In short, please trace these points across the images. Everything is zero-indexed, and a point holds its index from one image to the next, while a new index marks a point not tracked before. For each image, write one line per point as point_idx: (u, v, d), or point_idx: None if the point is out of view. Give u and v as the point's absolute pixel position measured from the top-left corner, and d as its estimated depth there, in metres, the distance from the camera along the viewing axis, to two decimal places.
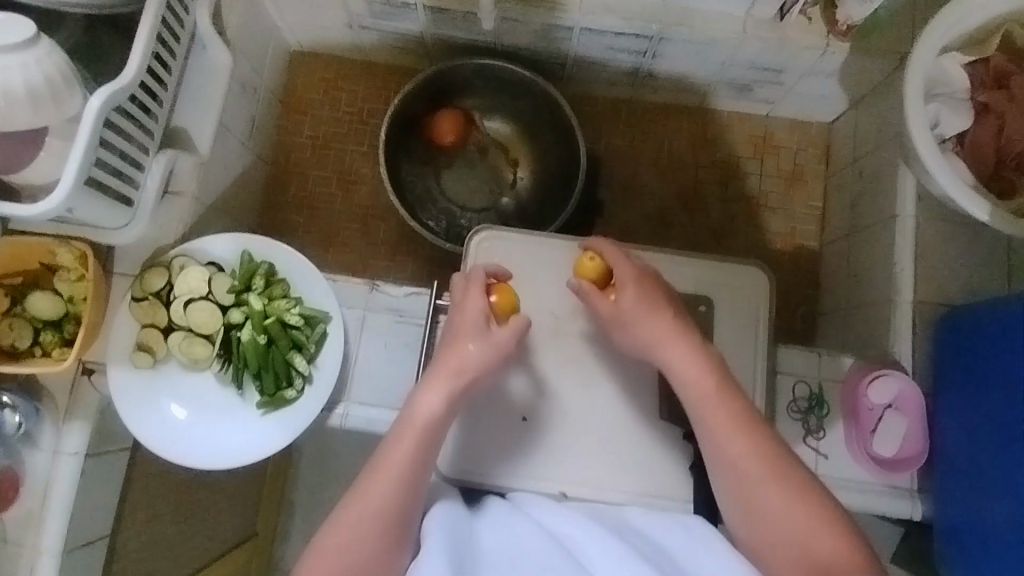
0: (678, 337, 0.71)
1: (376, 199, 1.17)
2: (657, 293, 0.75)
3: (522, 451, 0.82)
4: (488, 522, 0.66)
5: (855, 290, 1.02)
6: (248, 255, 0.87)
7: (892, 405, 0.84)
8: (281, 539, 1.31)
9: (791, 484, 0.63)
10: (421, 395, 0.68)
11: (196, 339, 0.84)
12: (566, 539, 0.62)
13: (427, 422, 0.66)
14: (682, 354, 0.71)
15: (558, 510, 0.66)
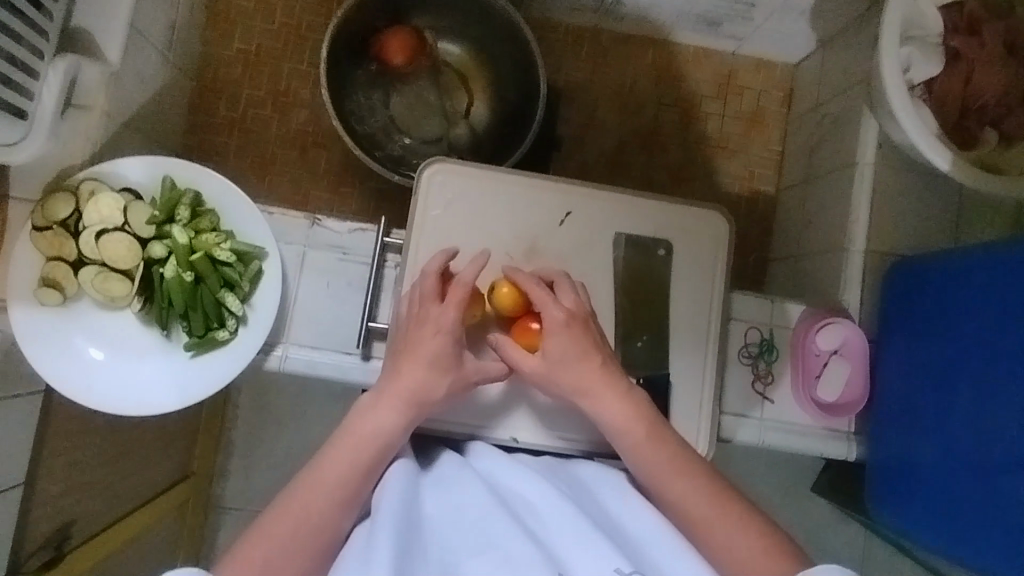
0: (603, 391, 0.69)
1: (317, 124, 1.07)
2: (585, 337, 0.71)
3: (478, 401, 0.79)
4: (438, 482, 0.66)
5: (808, 237, 1.02)
6: (169, 181, 0.77)
7: (837, 351, 0.86)
8: (219, 479, 1.26)
9: (738, 515, 0.61)
10: (368, 411, 0.67)
11: (111, 275, 0.74)
12: (523, 504, 0.64)
13: (369, 438, 0.65)
14: (607, 407, 0.69)
15: (516, 471, 0.67)
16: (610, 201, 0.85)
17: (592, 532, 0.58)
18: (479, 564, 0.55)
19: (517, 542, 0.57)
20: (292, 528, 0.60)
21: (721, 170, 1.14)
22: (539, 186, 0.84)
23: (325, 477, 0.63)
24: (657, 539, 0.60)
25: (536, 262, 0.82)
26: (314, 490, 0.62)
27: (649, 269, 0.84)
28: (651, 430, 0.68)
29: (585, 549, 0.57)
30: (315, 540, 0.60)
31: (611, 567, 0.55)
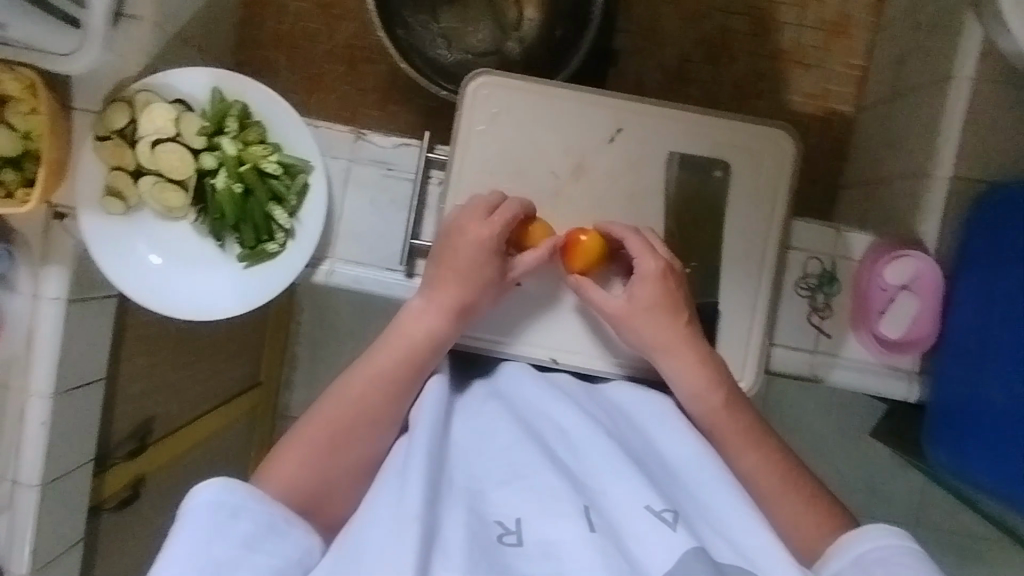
0: (681, 345, 0.70)
1: (365, 38, 1.04)
2: (672, 292, 0.72)
3: (519, 322, 0.79)
4: (467, 411, 0.67)
5: (888, 162, 0.93)
6: (219, 93, 0.78)
7: (906, 286, 0.80)
8: (286, 387, 1.34)
9: (795, 490, 0.66)
10: (416, 315, 0.70)
11: (169, 186, 0.78)
12: (554, 432, 0.63)
13: (416, 340, 0.68)
14: (685, 364, 0.70)
15: (549, 401, 0.67)
16: (666, 116, 0.80)
17: (628, 469, 0.57)
18: (504, 494, 0.57)
19: (545, 473, 0.57)
20: (346, 421, 0.66)
21: (795, 87, 1.04)
22: (589, 100, 0.80)
23: (375, 369, 0.67)
24: (693, 480, 0.60)
25: (582, 182, 0.79)
26: (364, 385, 0.67)
27: (703, 192, 0.80)
28: (726, 400, 0.69)
29: (620, 482, 0.57)
30: (363, 436, 0.66)
31: (644, 503, 0.55)
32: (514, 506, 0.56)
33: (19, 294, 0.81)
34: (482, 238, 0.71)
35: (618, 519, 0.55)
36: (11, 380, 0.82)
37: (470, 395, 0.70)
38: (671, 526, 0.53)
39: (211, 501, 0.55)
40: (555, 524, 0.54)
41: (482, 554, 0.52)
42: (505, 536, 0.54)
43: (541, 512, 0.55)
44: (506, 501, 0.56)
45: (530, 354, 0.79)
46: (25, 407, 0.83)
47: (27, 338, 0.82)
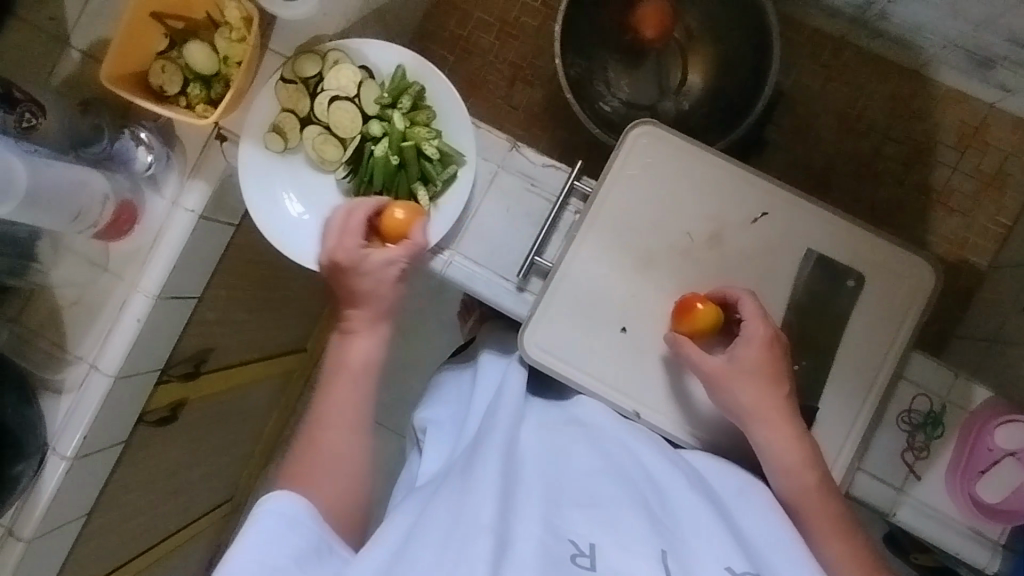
0: (777, 420, 0.70)
1: (532, 61, 1.09)
2: (777, 363, 0.72)
3: (613, 363, 0.79)
4: (544, 430, 0.69)
5: (1013, 323, 0.91)
6: (402, 71, 0.82)
7: (1016, 455, 0.77)
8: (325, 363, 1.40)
9: None
10: (345, 342, 0.75)
11: (330, 140, 0.82)
12: (630, 472, 0.64)
13: (359, 365, 0.74)
14: (782, 439, 0.70)
15: (626, 446, 0.69)
16: (814, 213, 0.80)
17: (712, 526, 0.58)
18: (580, 516, 0.56)
19: (624, 507, 0.57)
20: (334, 443, 0.69)
21: (930, 226, 1.03)
22: (743, 176, 0.81)
23: (335, 397, 0.72)
24: (775, 546, 0.58)
25: (715, 251, 0.80)
26: (334, 411, 0.71)
27: (831, 296, 0.79)
28: (815, 488, 0.68)
29: (703, 538, 0.57)
30: (342, 466, 0.68)
31: (724, 565, 0.55)
32: (587, 531, 0.55)
33: (162, 197, 0.85)
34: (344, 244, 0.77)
35: (697, 569, 0.54)
36: (123, 274, 0.85)
37: (542, 415, 0.73)
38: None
39: (275, 510, 0.60)
40: (629, 557, 0.53)
41: (553, 567, 0.51)
42: (578, 557, 0.52)
43: (616, 540, 0.54)
44: (580, 523, 0.55)
45: (615, 400, 0.78)
46: (126, 302, 0.85)
47: (154, 238, 0.85)
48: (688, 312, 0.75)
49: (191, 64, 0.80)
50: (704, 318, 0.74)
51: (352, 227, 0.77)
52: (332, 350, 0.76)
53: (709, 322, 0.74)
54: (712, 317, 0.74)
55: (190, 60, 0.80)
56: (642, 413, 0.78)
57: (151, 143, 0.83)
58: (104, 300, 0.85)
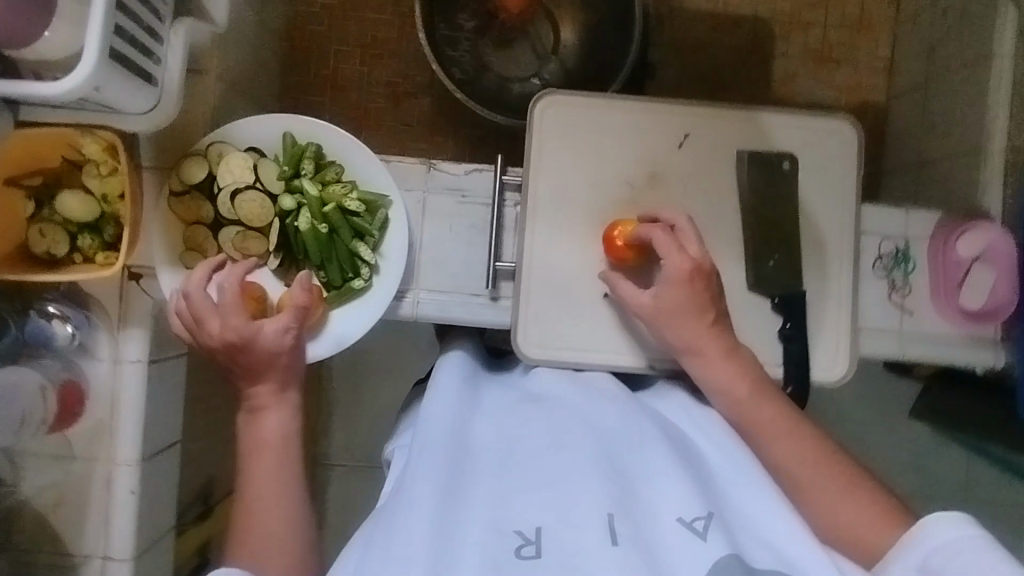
0: (706, 344, 0.70)
1: (408, 75, 1.06)
2: (704, 294, 0.70)
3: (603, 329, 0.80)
4: (496, 414, 0.66)
5: (930, 142, 0.97)
6: (291, 137, 0.78)
7: (979, 257, 0.83)
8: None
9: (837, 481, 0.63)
10: (254, 420, 0.71)
11: (250, 234, 0.78)
12: (588, 429, 0.62)
13: (268, 438, 0.70)
14: (712, 362, 0.69)
15: (586, 406, 0.66)
16: (730, 117, 0.82)
17: (670, 474, 0.56)
18: (525, 500, 0.55)
19: (577, 479, 0.55)
20: (264, 496, 0.68)
21: (825, 84, 1.08)
22: (654, 109, 0.82)
23: (262, 458, 0.69)
24: (738, 485, 0.59)
25: (655, 188, 0.81)
26: (257, 471, 0.69)
27: (778, 185, 0.81)
28: (778, 415, 0.66)
29: (661, 492, 0.56)
30: (276, 514, 0.67)
31: (675, 516, 0.54)
32: (533, 514, 0.54)
33: (101, 360, 0.78)
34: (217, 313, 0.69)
35: (651, 528, 0.54)
36: (95, 454, 0.78)
37: (498, 397, 0.70)
38: (702, 536, 0.52)
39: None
40: (576, 534, 0.52)
41: (494, 566, 0.51)
42: (523, 548, 0.52)
43: (563, 521, 0.53)
44: (526, 508, 0.54)
45: (628, 363, 0.79)
46: (111, 480, 0.78)
47: (111, 405, 0.78)
48: (611, 245, 0.77)
49: (69, 216, 0.74)
50: (619, 248, 0.76)
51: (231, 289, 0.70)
52: (243, 432, 0.71)
53: (625, 252, 0.76)
54: (631, 245, 0.76)
55: (67, 211, 0.74)
56: (656, 364, 0.79)
57: (65, 313, 0.76)
58: (87, 488, 0.78)
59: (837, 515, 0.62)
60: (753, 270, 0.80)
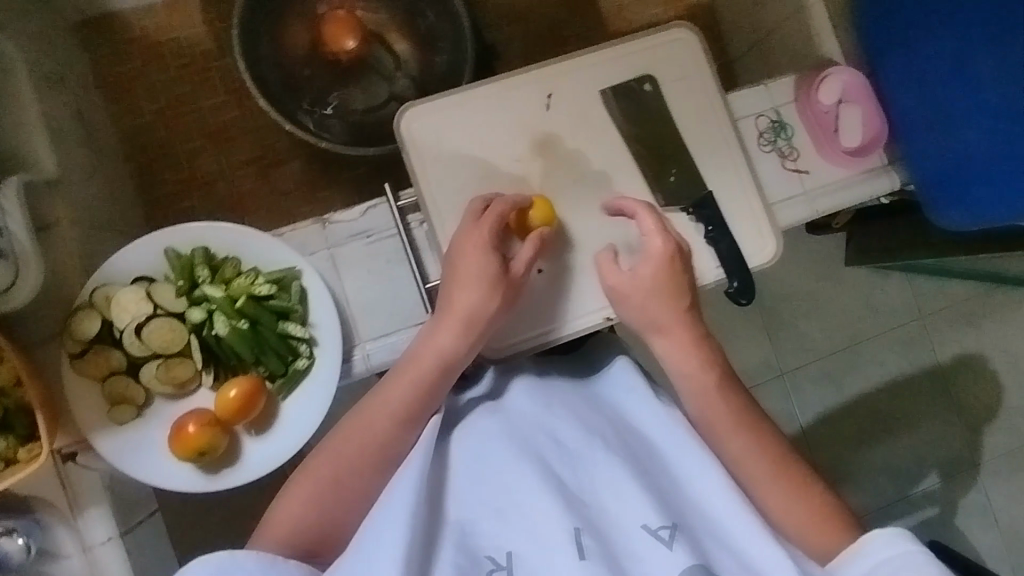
0: (660, 314, 0.72)
1: (265, 145, 1.02)
2: (673, 276, 0.74)
3: (550, 301, 0.80)
4: (466, 433, 0.69)
5: (759, 17, 1.02)
6: (174, 252, 0.74)
7: (842, 100, 0.88)
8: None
9: (789, 479, 0.66)
10: (429, 339, 0.70)
11: (173, 361, 0.73)
12: (559, 441, 0.66)
13: (325, 498, 0.65)
14: (680, 345, 0.72)
15: (549, 413, 0.68)
16: (581, 65, 0.84)
17: (628, 483, 0.61)
18: (495, 527, 0.61)
19: (546, 503, 0.60)
20: (357, 455, 0.66)
21: (652, 2, 1.12)
22: (511, 84, 0.83)
23: (387, 398, 0.67)
24: (691, 473, 0.64)
25: (542, 154, 0.82)
26: (377, 416, 0.67)
27: (648, 108, 0.84)
28: (735, 424, 0.69)
29: (620, 501, 0.61)
30: (357, 479, 0.66)
31: (641, 524, 0.59)
32: (505, 542, 0.60)
33: (71, 557, 0.70)
34: (474, 242, 0.72)
35: (617, 538, 0.59)
36: None
37: (474, 414, 0.71)
38: (668, 544, 0.58)
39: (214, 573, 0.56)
40: (545, 556, 0.58)
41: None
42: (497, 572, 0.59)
43: (534, 549, 0.59)
44: (498, 535, 0.61)
45: (586, 323, 0.80)
46: None
47: None
48: (522, 221, 0.77)
49: None
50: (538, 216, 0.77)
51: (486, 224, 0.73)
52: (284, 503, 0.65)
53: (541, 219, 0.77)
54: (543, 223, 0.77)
55: None
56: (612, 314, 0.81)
57: (11, 526, 0.66)
58: None
59: (781, 508, 0.66)
60: (661, 192, 0.82)
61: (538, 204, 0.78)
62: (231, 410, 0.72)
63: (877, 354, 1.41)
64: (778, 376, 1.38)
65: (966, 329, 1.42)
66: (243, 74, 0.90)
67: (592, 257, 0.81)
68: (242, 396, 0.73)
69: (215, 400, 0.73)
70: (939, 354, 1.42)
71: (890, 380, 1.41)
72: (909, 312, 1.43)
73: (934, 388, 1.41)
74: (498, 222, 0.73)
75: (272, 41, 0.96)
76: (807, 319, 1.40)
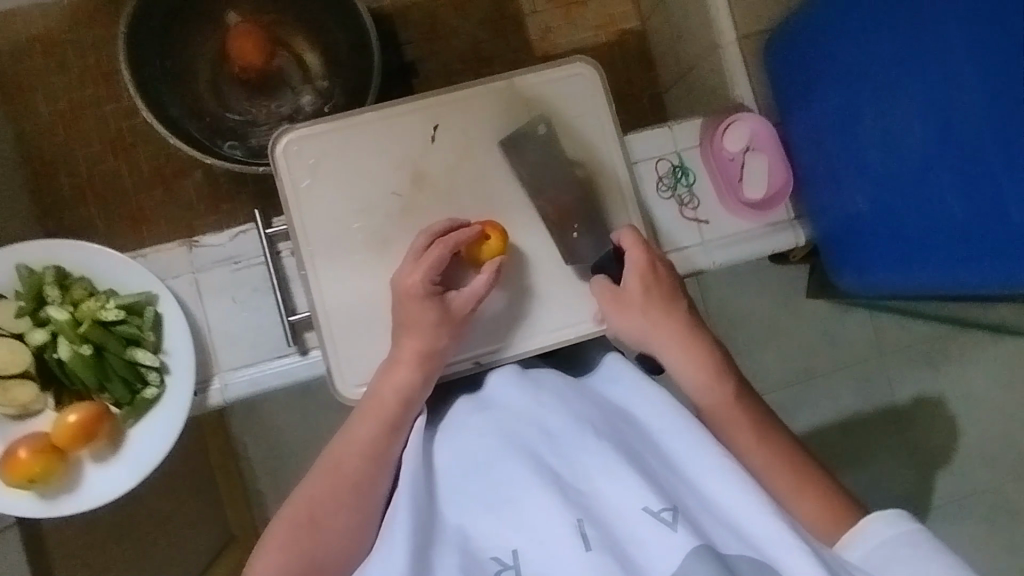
0: (690, 345, 0.67)
1: (168, 155, 1.01)
2: (665, 289, 0.70)
3: (470, 329, 0.77)
4: (451, 431, 0.64)
5: (683, 51, 0.98)
6: (25, 267, 0.71)
7: (750, 148, 0.84)
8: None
9: (802, 472, 0.61)
10: (387, 374, 0.68)
11: (10, 383, 0.70)
12: (541, 429, 0.59)
13: (297, 527, 0.61)
14: (677, 353, 0.67)
15: (535, 402, 0.62)
16: (473, 96, 0.80)
17: (617, 463, 0.53)
18: (489, 524, 0.54)
19: (534, 497, 0.53)
20: (332, 488, 0.63)
21: (581, 27, 1.09)
22: (396, 113, 0.79)
23: (352, 440, 0.65)
24: (693, 449, 0.56)
25: (422, 188, 0.79)
26: (345, 457, 0.65)
27: (536, 148, 0.81)
28: (754, 425, 0.64)
29: (614, 483, 0.53)
30: (339, 509, 0.63)
31: (641, 505, 0.51)
32: (509, 537, 0.53)
33: None
34: (411, 289, 0.70)
35: (615, 525, 0.51)
36: None
37: (460, 416, 0.66)
38: (671, 527, 0.49)
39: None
40: (550, 548, 0.50)
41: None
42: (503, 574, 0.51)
43: (535, 545, 0.51)
44: (499, 532, 0.53)
45: (455, 367, 0.76)
46: None
47: None
48: (467, 259, 0.76)
49: None
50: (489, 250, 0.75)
51: (426, 264, 0.71)
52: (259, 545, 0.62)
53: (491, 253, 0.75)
54: (494, 254, 0.75)
55: None
56: (482, 359, 0.77)
57: None
58: None
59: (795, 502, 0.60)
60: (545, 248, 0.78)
61: (486, 235, 0.75)
62: (69, 437, 0.70)
63: (830, 387, 1.35)
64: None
65: (927, 367, 1.34)
66: (131, 87, 0.85)
67: (501, 290, 0.78)
68: (81, 426, 0.70)
69: (54, 424, 0.71)
70: (896, 392, 1.34)
71: (843, 415, 1.34)
72: (862, 347, 1.36)
73: (888, 427, 1.33)
74: (439, 263, 0.71)
75: (170, 51, 0.93)
76: (752, 351, 1.35)
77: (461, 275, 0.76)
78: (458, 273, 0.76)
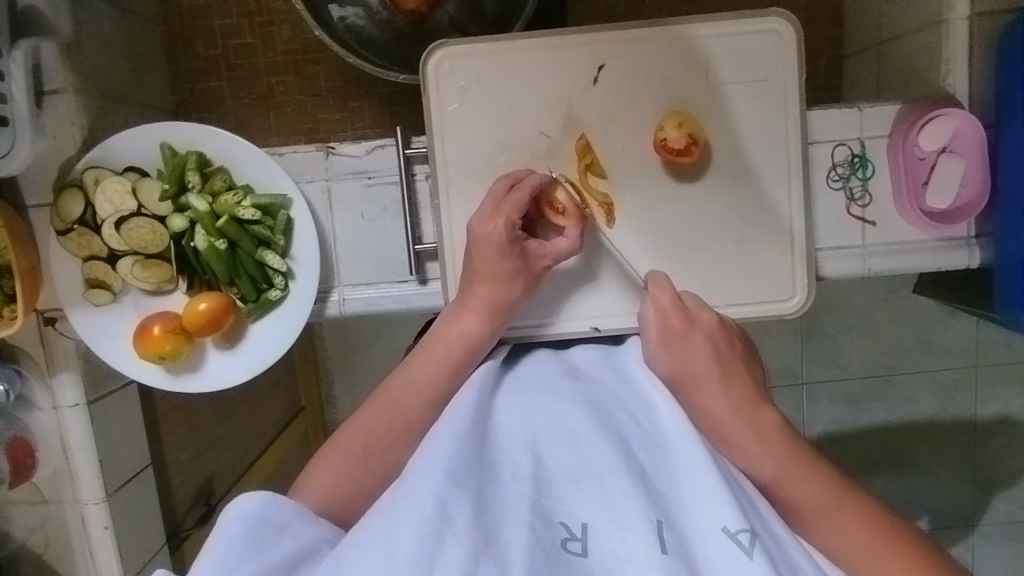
0: (729, 417, 0.56)
1: (304, 37, 0.97)
2: (708, 345, 0.58)
3: (587, 296, 0.73)
4: (522, 386, 0.60)
5: (888, 15, 0.86)
6: (169, 147, 0.72)
7: (947, 148, 0.73)
8: (328, 405, 1.27)
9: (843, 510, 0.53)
10: (456, 320, 0.64)
11: (149, 261, 0.73)
12: (627, 418, 0.55)
13: (359, 444, 0.60)
14: (710, 393, 0.57)
15: (630, 391, 0.59)
16: (647, 39, 0.72)
17: (712, 477, 0.49)
18: (569, 493, 0.49)
19: (621, 482, 0.49)
20: (390, 424, 0.60)
21: None
22: (560, 44, 0.72)
23: (414, 380, 0.62)
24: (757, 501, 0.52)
25: (576, 134, 0.72)
26: (409, 389, 0.61)
27: (704, 109, 0.73)
28: (791, 463, 0.54)
29: (699, 498, 0.48)
30: (393, 447, 0.60)
31: (718, 525, 0.47)
32: (581, 509, 0.48)
33: (41, 409, 0.79)
34: (489, 236, 0.64)
35: (690, 538, 0.47)
36: (63, 493, 0.82)
37: (534, 377, 0.61)
38: (747, 552, 0.45)
39: (257, 514, 0.50)
40: (624, 536, 0.46)
41: (544, 558, 0.44)
42: (569, 543, 0.46)
43: (610, 521, 0.47)
44: (573, 501, 0.48)
45: (569, 329, 0.73)
46: (83, 516, 0.82)
47: (62, 450, 0.80)
48: (549, 208, 0.69)
49: None
50: (564, 205, 0.69)
51: (508, 210, 0.65)
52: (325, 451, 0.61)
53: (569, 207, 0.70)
54: (576, 204, 0.70)
55: None
56: (600, 324, 0.73)
57: None
58: (64, 525, 0.83)
59: None
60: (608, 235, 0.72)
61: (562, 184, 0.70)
62: (197, 324, 0.72)
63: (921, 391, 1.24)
64: (795, 385, 1.23)
65: None
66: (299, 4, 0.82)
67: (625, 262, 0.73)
68: (216, 320, 0.72)
69: (185, 308, 0.73)
70: (978, 407, 1.21)
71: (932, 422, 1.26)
72: None
73: (965, 441, 1.21)
74: (520, 207, 0.65)
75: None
76: (853, 333, 1.22)
77: (537, 224, 0.69)
78: (540, 231, 0.69)
